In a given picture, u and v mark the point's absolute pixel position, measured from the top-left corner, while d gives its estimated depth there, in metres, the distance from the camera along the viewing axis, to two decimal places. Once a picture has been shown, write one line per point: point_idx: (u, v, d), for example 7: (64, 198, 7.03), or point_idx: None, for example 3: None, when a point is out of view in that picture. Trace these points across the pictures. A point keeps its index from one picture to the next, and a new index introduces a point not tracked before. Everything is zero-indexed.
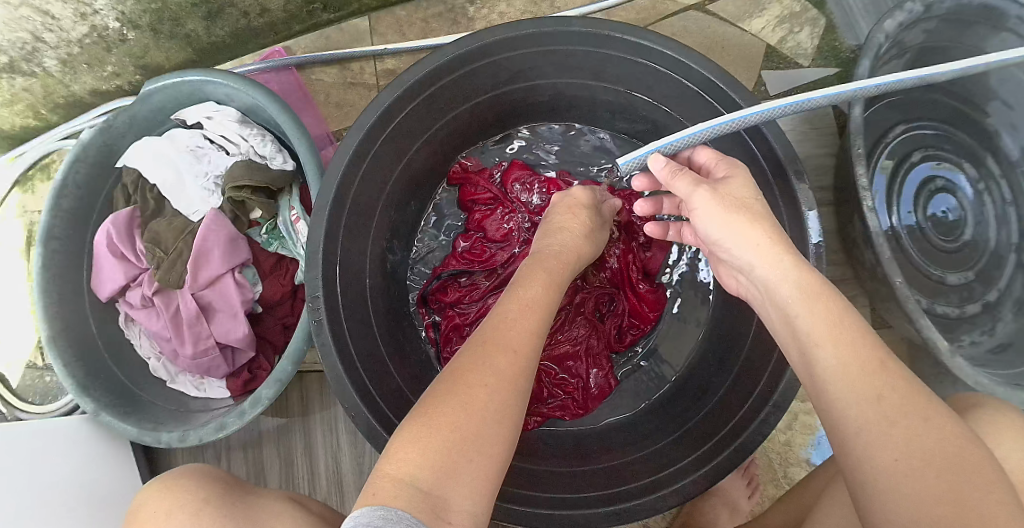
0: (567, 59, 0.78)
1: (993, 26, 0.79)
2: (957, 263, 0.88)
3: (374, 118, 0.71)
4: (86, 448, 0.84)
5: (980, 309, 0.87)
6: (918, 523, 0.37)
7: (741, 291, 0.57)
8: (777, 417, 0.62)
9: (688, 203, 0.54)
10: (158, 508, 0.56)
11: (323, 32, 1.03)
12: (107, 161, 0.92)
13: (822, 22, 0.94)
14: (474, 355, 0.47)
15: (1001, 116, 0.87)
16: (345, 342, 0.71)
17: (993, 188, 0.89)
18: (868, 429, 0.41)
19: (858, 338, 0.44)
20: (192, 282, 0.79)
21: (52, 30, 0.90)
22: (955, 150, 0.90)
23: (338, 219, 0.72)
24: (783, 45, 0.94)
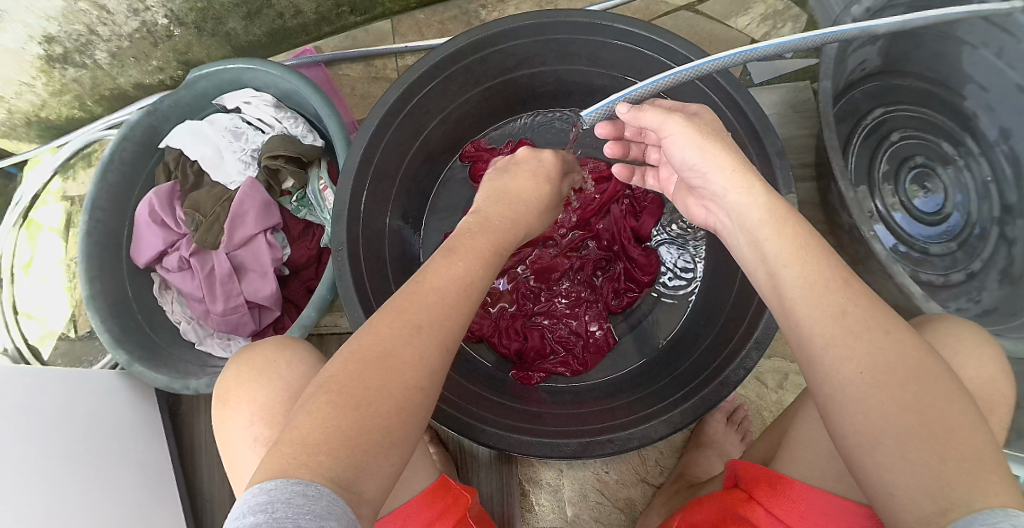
0: (567, 47, 0.88)
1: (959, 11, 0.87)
2: (937, 234, 0.98)
3: (396, 95, 0.81)
4: (105, 405, 0.91)
5: (965, 278, 0.95)
6: (888, 428, 0.42)
7: (710, 220, 0.65)
8: (758, 353, 0.70)
9: (660, 131, 0.62)
10: (280, 358, 0.61)
11: (351, 34, 1.14)
12: (151, 142, 1.01)
13: (803, 19, 1.05)
14: (395, 334, 0.47)
15: (977, 98, 0.94)
16: (366, 297, 0.79)
17: (973, 165, 0.97)
18: (832, 345, 0.45)
19: (822, 258, 0.49)
20: (229, 240, 0.87)
21: (106, 24, 1.01)
22: (935, 132, 0.99)
23: (362, 182, 0.81)
24: (766, 39, 1.05)
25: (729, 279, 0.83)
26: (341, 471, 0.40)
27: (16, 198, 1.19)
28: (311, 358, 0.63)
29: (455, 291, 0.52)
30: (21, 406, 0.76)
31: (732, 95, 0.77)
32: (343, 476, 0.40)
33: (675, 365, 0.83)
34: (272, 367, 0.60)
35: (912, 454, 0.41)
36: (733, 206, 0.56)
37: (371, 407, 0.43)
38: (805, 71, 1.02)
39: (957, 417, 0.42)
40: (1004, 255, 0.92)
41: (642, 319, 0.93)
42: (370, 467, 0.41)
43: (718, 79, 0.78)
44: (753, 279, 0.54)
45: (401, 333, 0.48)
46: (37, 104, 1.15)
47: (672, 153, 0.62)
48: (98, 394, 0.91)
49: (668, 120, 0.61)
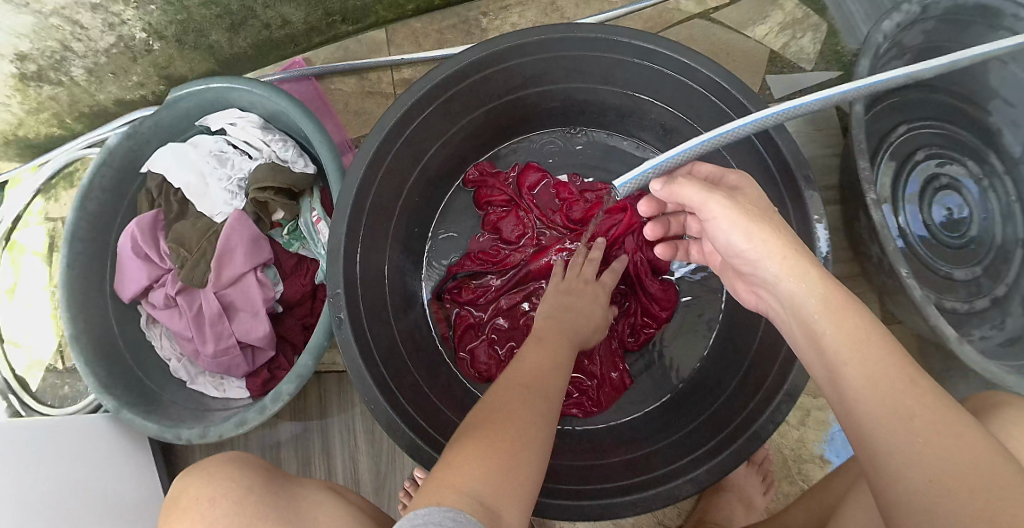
0: (578, 64, 0.81)
1: (990, 25, 0.83)
2: (962, 259, 0.91)
3: (394, 119, 0.75)
4: (98, 450, 0.86)
5: (989, 304, 0.89)
6: None
7: (762, 305, 0.61)
8: (788, 407, 0.65)
9: (701, 210, 0.58)
10: (201, 493, 0.56)
11: (341, 44, 1.07)
12: (131, 167, 0.95)
13: (824, 27, 0.97)
14: (507, 392, 0.53)
15: (1001, 113, 0.88)
16: (366, 342, 0.73)
17: (997, 185, 0.91)
18: (896, 452, 0.40)
19: (886, 355, 0.44)
20: (216, 279, 0.81)
21: (81, 41, 0.94)
22: (962, 150, 0.93)
23: (358, 219, 0.75)
24: (786, 50, 0.98)
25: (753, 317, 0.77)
26: (489, 493, 0.41)
27: None
28: (235, 484, 0.57)
29: (554, 368, 0.59)
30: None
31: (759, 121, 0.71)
32: (487, 497, 0.41)
33: (694, 411, 0.78)
34: (200, 503, 0.55)
35: None
36: (789, 294, 0.52)
37: (499, 434, 0.47)
38: (825, 85, 0.96)
39: None
40: None
41: (661, 357, 0.88)
42: (504, 495, 0.42)
43: (744, 103, 0.72)
44: (810, 371, 0.51)
45: (517, 389, 0.53)
46: (13, 123, 1.09)
47: (718, 236, 0.59)
48: (87, 440, 0.85)
49: (711, 198, 0.56)
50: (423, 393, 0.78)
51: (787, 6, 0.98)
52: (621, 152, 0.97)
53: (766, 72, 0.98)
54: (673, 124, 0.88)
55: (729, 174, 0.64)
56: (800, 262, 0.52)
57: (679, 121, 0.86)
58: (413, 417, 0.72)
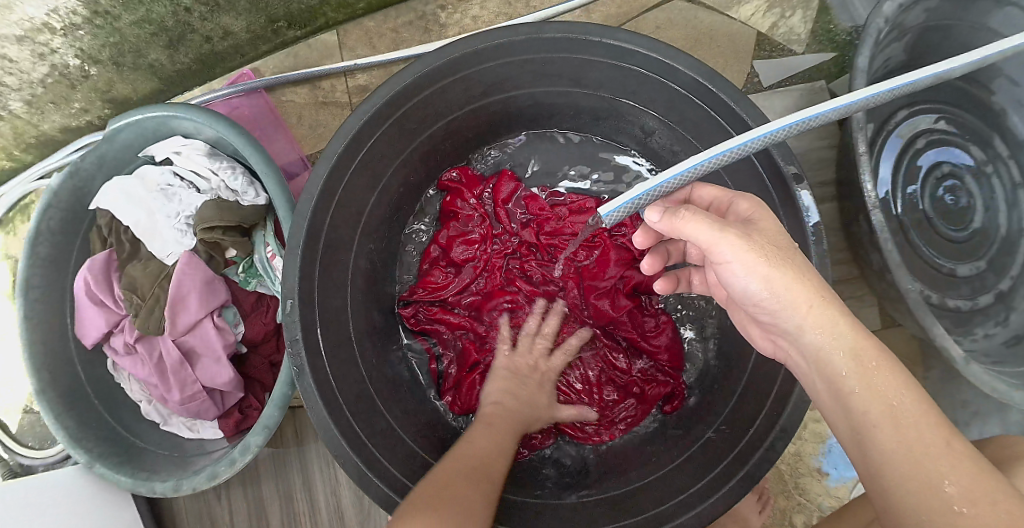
0: (544, 68, 0.74)
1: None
2: (965, 253, 0.85)
3: (341, 148, 0.68)
4: (83, 497, 0.83)
5: (993, 300, 0.83)
6: None
7: (779, 354, 0.56)
8: (783, 444, 0.60)
9: (711, 249, 0.51)
10: None
11: (290, 50, 0.99)
12: (79, 205, 0.90)
13: (815, 3, 0.89)
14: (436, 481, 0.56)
15: (1006, 93, 0.82)
16: (332, 390, 0.69)
17: (1003, 168, 0.84)
18: (934, 526, 0.38)
19: (920, 419, 0.42)
20: (171, 328, 0.77)
21: (12, 73, 0.88)
22: (965, 134, 0.86)
23: (313, 258, 0.70)
24: (775, 31, 0.89)
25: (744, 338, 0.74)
26: None
27: None
28: None
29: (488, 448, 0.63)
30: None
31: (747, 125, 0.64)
32: None
33: (684, 438, 0.75)
34: None
35: None
36: (812, 347, 0.48)
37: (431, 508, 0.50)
38: (818, 68, 0.88)
39: None
40: None
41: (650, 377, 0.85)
42: None
43: (728, 103, 0.65)
44: (838, 434, 0.47)
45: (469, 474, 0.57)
46: None
47: (727, 279, 0.52)
48: (66, 492, 0.82)
49: (723, 240, 0.49)
50: (398, 436, 0.74)
51: None
52: (593, 152, 0.90)
53: (754, 57, 0.90)
54: (652, 125, 0.80)
55: (735, 205, 0.58)
56: (816, 308, 0.47)
57: (658, 122, 0.79)
58: (386, 465, 0.68)
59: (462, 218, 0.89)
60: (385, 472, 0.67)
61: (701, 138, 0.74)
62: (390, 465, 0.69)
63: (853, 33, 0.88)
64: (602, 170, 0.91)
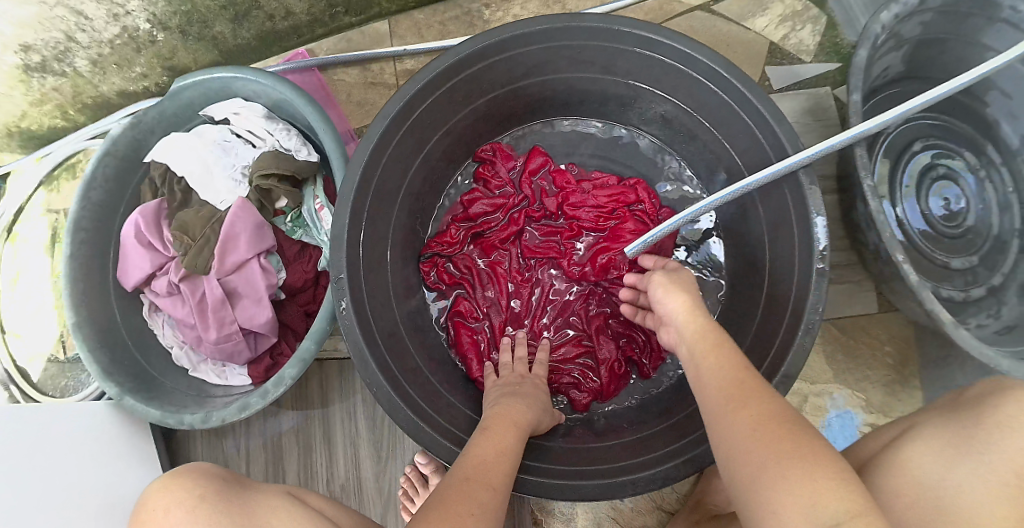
0: (580, 54, 0.82)
1: (987, 18, 0.85)
2: (958, 249, 0.93)
3: (397, 107, 0.75)
4: (100, 435, 0.86)
5: (986, 293, 0.91)
6: (770, 458, 0.43)
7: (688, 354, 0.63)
8: (785, 387, 0.67)
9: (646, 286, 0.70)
10: (157, 506, 0.54)
11: (345, 36, 1.09)
12: (135, 156, 0.96)
13: (823, 19, 1.00)
14: (460, 491, 0.51)
15: (1000, 105, 0.91)
16: (369, 328, 0.73)
17: (993, 174, 0.94)
18: (726, 409, 0.49)
19: (728, 353, 0.55)
20: (220, 266, 0.82)
21: (85, 30, 0.95)
22: (958, 140, 0.96)
23: (361, 204, 0.76)
24: (786, 41, 1.00)
25: (750, 310, 0.83)
26: None
27: None
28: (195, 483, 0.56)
29: (496, 454, 0.58)
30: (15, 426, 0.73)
31: (764, 113, 0.72)
32: None
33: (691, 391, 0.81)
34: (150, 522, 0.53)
35: (792, 472, 0.41)
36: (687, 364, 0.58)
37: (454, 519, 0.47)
38: (824, 76, 0.98)
39: (826, 446, 0.43)
40: None
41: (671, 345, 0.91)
42: None
43: (745, 91, 0.73)
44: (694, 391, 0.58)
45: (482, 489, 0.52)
46: (18, 114, 1.10)
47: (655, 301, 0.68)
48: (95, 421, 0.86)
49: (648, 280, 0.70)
50: (423, 378, 0.79)
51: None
52: (621, 140, 0.98)
53: (766, 63, 1.00)
54: (673, 113, 0.88)
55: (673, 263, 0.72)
56: (697, 334, 0.59)
57: (679, 109, 0.87)
58: (413, 397, 0.73)
59: (492, 186, 0.96)
60: (415, 405, 0.72)
61: (719, 122, 0.82)
62: (415, 401, 0.72)
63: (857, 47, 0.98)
64: (635, 154, 0.98)
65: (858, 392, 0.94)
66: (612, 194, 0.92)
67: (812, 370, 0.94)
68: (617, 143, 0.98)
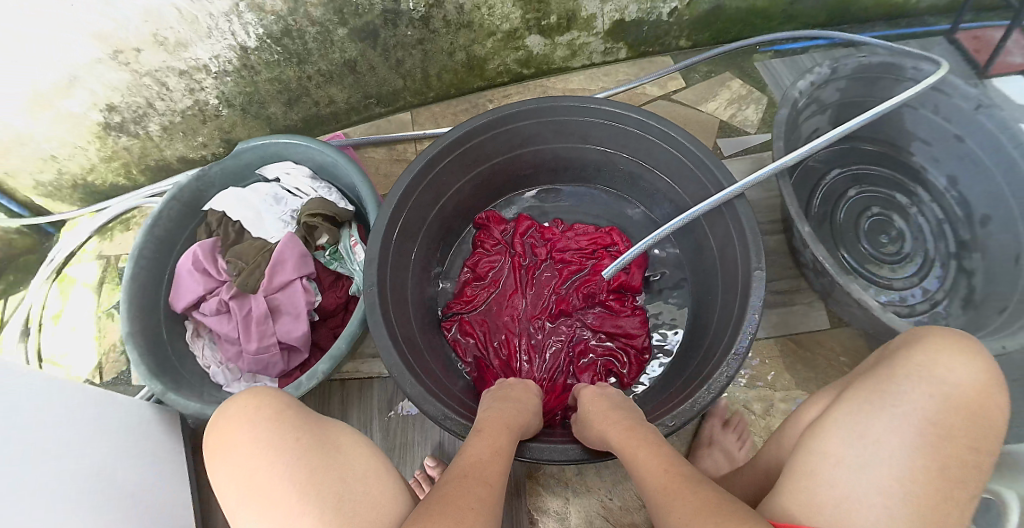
0: (564, 127, 1.07)
1: (896, 78, 1.13)
2: (901, 272, 1.15)
3: (422, 163, 0.97)
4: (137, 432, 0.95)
5: (931, 307, 1.12)
6: (682, 509, 0.55)
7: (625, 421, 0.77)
8: (736, 363, 0.82)
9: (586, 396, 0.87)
10: (243, 407, 0.61)
11: (375, 122, 1.37)
12: (196, 205, 1.15)
13: (764, 101, 1.29)
14: (457, 487, 0.60)
15: (923, 151, 1.19)
16: (393, 328, 0.90)
17: (925, 210, 1.19)
18: (653, 483, 0.62)
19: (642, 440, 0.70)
20: (268, 283, 0.98)
21: (163, 99, 1.18)
22: (889, 185, 1.21)
23: (390, 233, 0.95)
24: (733, 119, 1.28)
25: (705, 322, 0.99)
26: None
27: (52, 254, 1.32)
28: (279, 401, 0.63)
29: (489, 454, 0.69)
30: (41, 404, 0.76)
31: (700, 158, 0.96)
32: None
33: (673, 385, 0.95)
34: (234, 425, 0.60)
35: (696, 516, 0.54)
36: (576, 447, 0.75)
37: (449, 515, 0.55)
38: (767, 144, 1.25)
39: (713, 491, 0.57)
40: (964, 286, 1.11)
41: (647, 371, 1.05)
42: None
43: (687, 144, 0.97)
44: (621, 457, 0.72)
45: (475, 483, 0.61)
46: (87, 168, 1.28)
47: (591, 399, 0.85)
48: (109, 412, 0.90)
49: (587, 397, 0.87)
50: (437, 378, 0.93)
51: (733, 87, 1.31)
52: (598, 201, 1.21)
53: (717, 135, 1.26)
54: (637, 170, 1.12)
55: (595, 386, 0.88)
56: (615, 428, 0.76)
57: (642, 168, 1.11)
58: (426, 384, 0.87)
59: (488, 245, 1.14)
60: (429, 391, 0.86)
61: (676, 174, 1.05)
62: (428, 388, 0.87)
63: None
64: (608, 213, 1.21)
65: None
66: (590, 239, 1.13)
67: (778, 379, 1.05)
68: (595, 203, 1.21)
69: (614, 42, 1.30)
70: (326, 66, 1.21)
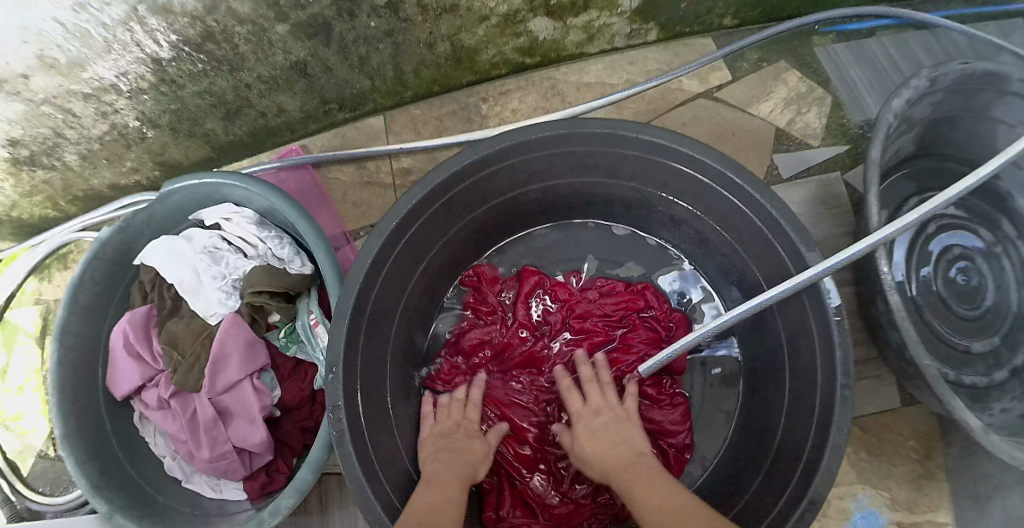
0: (585, 158, 0.82)
1: (998, 91, 0.86)
2: (979, 332, 0.93)
3: (394, 223, 0.74)
4: None
5: (1009, 376, 0.90)
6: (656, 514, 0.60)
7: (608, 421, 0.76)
8: (813, 514, 0.66)
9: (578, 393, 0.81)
10: None
11: (339, 130, 1.10)
12: (124, 259, 0.94)
13: (828, 100, 1.08)
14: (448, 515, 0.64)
15: (1012, 178, 0.92)
16: (368, 456, 0.71)
17: (1010, 250, 0.94)
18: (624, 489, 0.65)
19: (609, 442, 0.73)
20: (210, 386, 0.83)
21: (73, 127, 0.93)
22: (973, 218, 0.97)
23: (359, 324, 0.74)
24: (792, 125, 1.08)
25: (769, 418, 0.85)
26: None
27: None
28: None
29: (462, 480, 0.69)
30: None
31: (776, 219, 0.72)
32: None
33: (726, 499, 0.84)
34: None
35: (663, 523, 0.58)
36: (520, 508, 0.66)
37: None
38: (835, 160, 1.05)
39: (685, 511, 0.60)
40: None
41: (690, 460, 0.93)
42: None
43: (756, 196, 0.73)
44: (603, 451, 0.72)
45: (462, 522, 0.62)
46: (7, 205, 1.09)
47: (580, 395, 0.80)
48: None
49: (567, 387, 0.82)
50: (428, 506, 0.77)
51: (791, 81, 1.10)
52: (615, 237, 1.00)
53: (773, 150, 1.07)
54: (681, 215, 0.90)
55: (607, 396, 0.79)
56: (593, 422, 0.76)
57: (691, 213, 0.88)
58: None
59: (485, 304, 0.95)
60: None
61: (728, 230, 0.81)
62: None
63: (863, 127, 1.06)
64: (636, 255, 1.00)
65: (882, 490, 0.93)
66: (620, 302, 0.92)
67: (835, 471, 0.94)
68: (620, 237, 1.00)
69: (642, 22, 1.03)
70: (267, 72, 0.92)
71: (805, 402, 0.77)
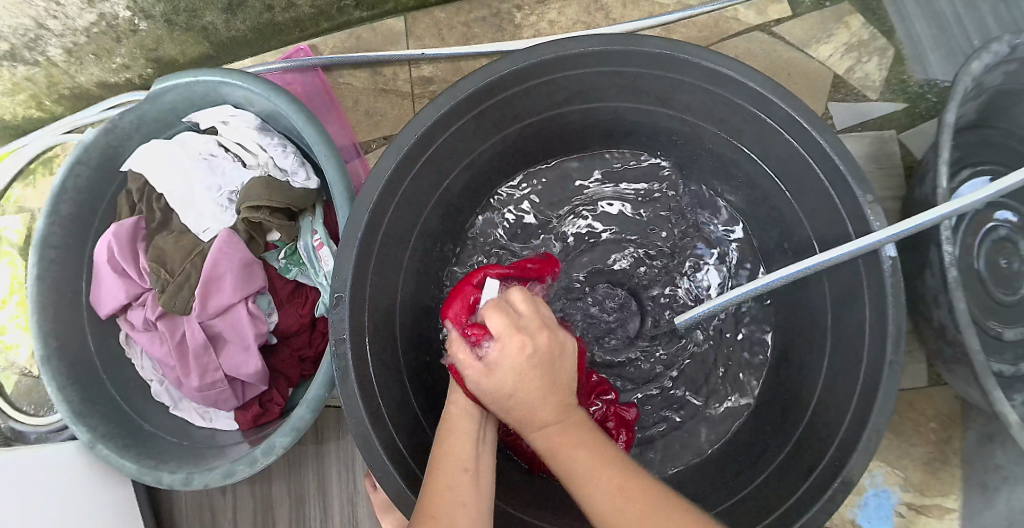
0: (634, 82, 0.70)
1: None
2: (1014, 317, 0.81)
3: (415, 136, 0.63)
4: (80, 480, 0.78)
5: None
6: None
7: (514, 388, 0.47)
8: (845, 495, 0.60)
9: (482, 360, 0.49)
10: None
11: (353, 31, 0.96)
12: (111, 166, 0.84)
13: (890, 52, 0.92)
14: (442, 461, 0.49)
15: None
16: (374, 397, 0.63)
17: None
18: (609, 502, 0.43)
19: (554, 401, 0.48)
20: (202, 310, 0.75)
21: (56, 18, 0.83)
22: None
23: (369, 251, 0.65)
24: (851, 75, 0.93)
25: (806, 385, 0.75)
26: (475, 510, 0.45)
27: None
28: None
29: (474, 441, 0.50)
30: None
31: (843, 172, 0.61)
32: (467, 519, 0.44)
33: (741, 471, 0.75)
34: None
35: None
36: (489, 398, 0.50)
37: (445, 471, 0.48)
38: (891, 118, 0.91)
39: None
40: None
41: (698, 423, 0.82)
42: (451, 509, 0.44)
43: (822, 145, 0.61)
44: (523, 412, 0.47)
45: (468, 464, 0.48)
46: None
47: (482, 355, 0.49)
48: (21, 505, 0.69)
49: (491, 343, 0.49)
50: None
51: (853, 25, 0.93)
52: (665, 176, 0.87)
53: (829, 98, 0.93)
54: (733, 157, 0.78)
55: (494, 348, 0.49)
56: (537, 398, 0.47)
57: (740, 154, 0.77)
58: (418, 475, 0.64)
59: None
60: None
61: (792, 172, 0.70)
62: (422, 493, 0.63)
63: (925, 86, 0.89)
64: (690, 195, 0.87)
65: (897, 469, 0.87)
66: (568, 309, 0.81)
67: None
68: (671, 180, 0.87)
69: None
70: None
71: (846, 372, 0.68)
